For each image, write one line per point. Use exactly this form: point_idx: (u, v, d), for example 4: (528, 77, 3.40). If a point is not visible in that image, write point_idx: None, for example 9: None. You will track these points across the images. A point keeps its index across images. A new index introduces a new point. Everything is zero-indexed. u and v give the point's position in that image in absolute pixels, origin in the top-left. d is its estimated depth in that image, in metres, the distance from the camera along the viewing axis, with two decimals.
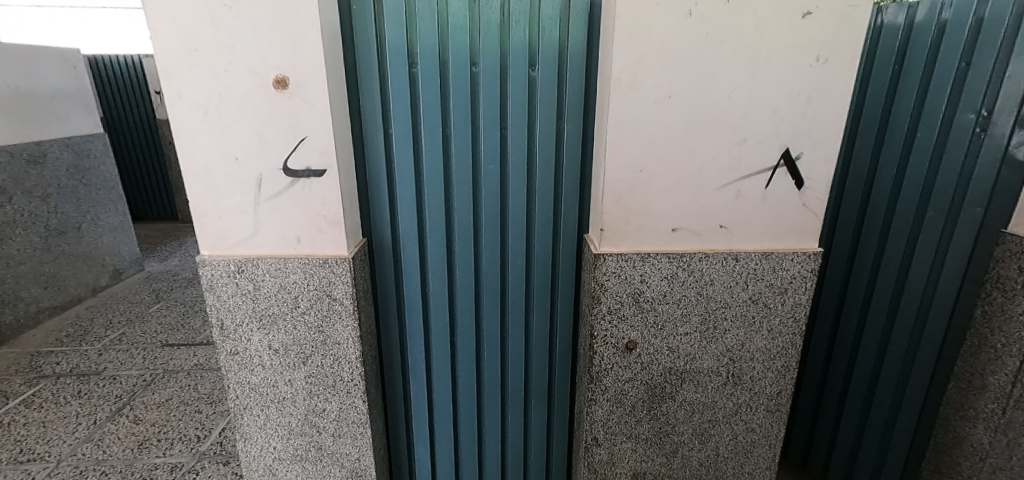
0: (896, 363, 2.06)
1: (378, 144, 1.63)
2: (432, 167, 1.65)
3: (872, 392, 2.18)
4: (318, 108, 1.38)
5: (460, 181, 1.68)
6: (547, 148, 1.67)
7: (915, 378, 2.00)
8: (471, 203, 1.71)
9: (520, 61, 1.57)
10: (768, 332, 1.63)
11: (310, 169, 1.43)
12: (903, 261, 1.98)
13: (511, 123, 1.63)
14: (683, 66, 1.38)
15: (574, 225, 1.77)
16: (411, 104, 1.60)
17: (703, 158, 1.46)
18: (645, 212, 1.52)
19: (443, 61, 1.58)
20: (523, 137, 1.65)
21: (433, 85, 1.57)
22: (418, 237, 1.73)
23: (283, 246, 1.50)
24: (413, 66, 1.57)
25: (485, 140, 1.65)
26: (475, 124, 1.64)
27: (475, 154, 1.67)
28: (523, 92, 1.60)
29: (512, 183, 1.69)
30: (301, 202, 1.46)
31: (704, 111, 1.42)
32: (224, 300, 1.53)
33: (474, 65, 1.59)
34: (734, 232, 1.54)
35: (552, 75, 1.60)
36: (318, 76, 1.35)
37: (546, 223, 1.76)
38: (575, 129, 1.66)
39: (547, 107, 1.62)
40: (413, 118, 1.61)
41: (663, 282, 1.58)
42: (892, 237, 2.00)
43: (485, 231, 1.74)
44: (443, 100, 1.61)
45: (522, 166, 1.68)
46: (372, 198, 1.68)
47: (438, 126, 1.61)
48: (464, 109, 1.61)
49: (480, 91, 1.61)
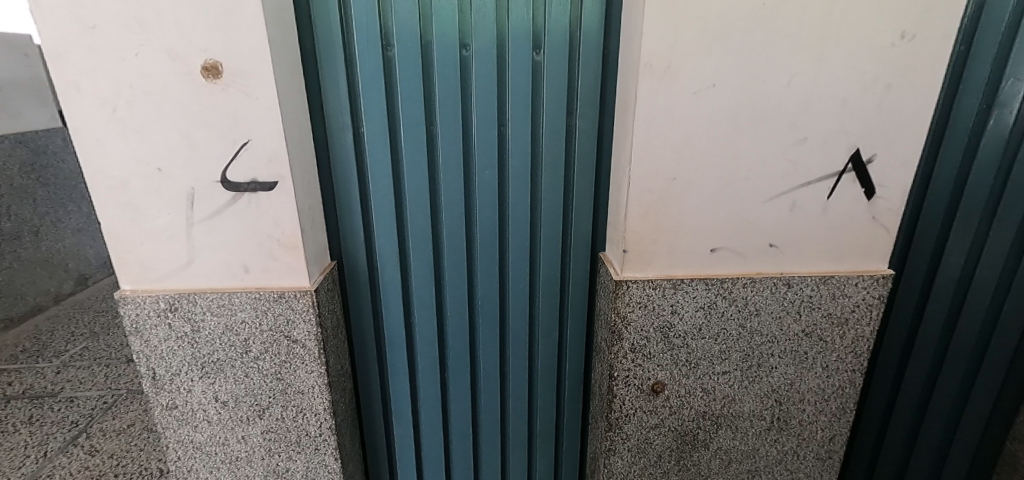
0: (942, 413, 1.66)
1: (346, 147, 1.31)
2: (413, 174, 1.35)
3: (911, 449, 1.75)
4: (263, 103, 1.06)
5: (448, 191, 1.38)
6: (554, 150, 1.37)
7: (969, 423, 1.63)
8: (462, 217, 1.41)
9: (522, 43, 1.27)
10: (821, 370, 1.36)
11: (256, 181, 1.12)
12: (960, 284, 1.53)
13: (511, 120, 1.33)
14: (731, 47, 1.08)
15: (587, 241, 1.48)
16: (387, 97, 1.28)
17: (752, 163, 1.17)
18: (678, 229, 1.23)
19: (425, 43, 1.26)
20: (525, 136, 1.35)
21: (413, 74, 1.26)
22: (399, 257, 1.43)
23: (226, 277, 1.20)
24: (388, 48, 1.25)
25: (478, 141, 1.34)
26: (466, 122, 1.34)
27: (468, 158, 1.37)
28: (526, 81, 1.30)
29: (511, 193, 1.41)
30: (246, 223, 1.15)
31: (755, 104, 1.12)
32: (154, 346, 1.22)
33: (464, 47, 1.27)
34: (787, 253, 1.26)
35: (561, 59, 1.29)
36: (261, 61, 1.03)
37: (553, 239, 1.47)
38: (588, 126, 1.36)
39: (555, 100, 1.33)
40: (389, 114, 1.30)
41: (698, 313, 1.30)
42: (947, 266, 1.54)
43: (480, 250, 1.45)
44: (427, 91, 1.30)
45: (524, 172, 1.38)
46: (341, 212, 1.37)
47: (420, 124, 1.30)
48: (454, 104, 1.30)
49: (472, 80, 1.29)
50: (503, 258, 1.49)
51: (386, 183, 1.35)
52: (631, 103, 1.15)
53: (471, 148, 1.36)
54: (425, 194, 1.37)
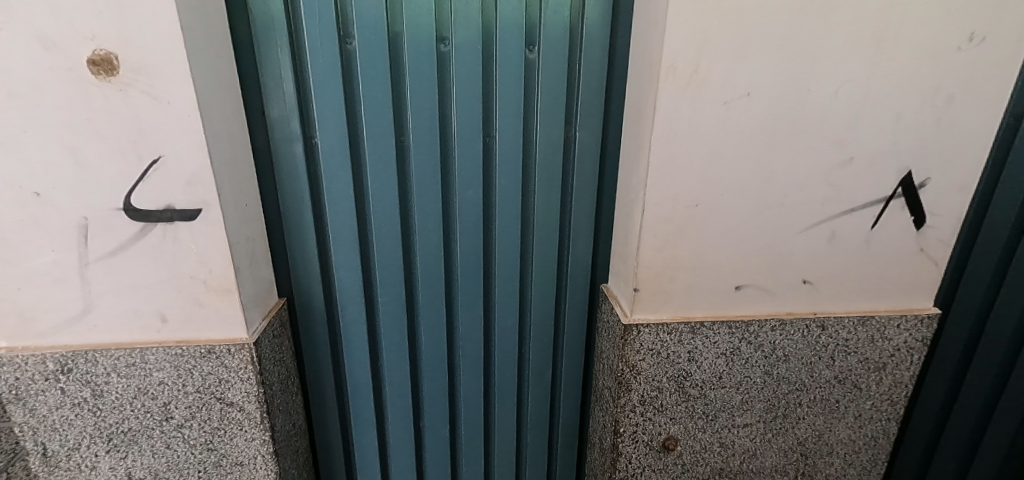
0: None
1: (295, 161, 1.06)
2: (381, 194, 1.11)
3: None
4: (177, 108, 0.81)
5: (423, 214, 1.15)
6: (549, 166, 1.16)
7: None
8: (440, 245, 1.19)
9: (512, 39, 1.05)
10: (853, 420, 1.19)
11: (171, 209, 0.87)
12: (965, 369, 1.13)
13: (499, 131, 1.11)
14: (772, 48, 0.88)
15: (585, 270, 1.28)
16: (346, 102, 1.04)
17: (789, 187, 0.98)
18: (699, 263, 1.03)
19: (393, 35, 1.02)
20: (515, 150, 1.13)
21: (379, 73, 1.02)
22: (363, 292, 1.19)
23: (137, 329, 0.94)
24: (347, 41, 1.01)
25: (459, 155, 1.12)
26: (445, 132, 1.11)
27: (447, 175, 1.15)
28: (517, 85, 1.08)
29: (498, 216, 1.19)
30: (162, 262, 0.90)
31: (796, 117, 0.93)
32: (44, 417, 0.95)
33: (442, 41, 1.04)
34: (823, 290, 1.07)
35: (560, 59, 1.08)
36: (172, 55, 0.78)
37: (546, 269, 1.26)
38: (589, 139, 1.15)
39: (551, 108, 1.11)
40: (349, 123, 1.06)
41: (718, 361, 1.11)
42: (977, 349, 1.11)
43: (461, 282, 1.23)
44: (396, 95, 1.06)
45: (514, 192, 1.17)
46: (289, 240, 1.12)
47: (388, 134, 1.07)
48: (430, 111, 1.07)
49: (452, 83, 1.07)
50: (487, 290, 1.28)
51: (348, 205, 1.11)
52: (647, 116, 0.94)
53: (451, 164, 1.14)
54: (396, 218, 1.14)
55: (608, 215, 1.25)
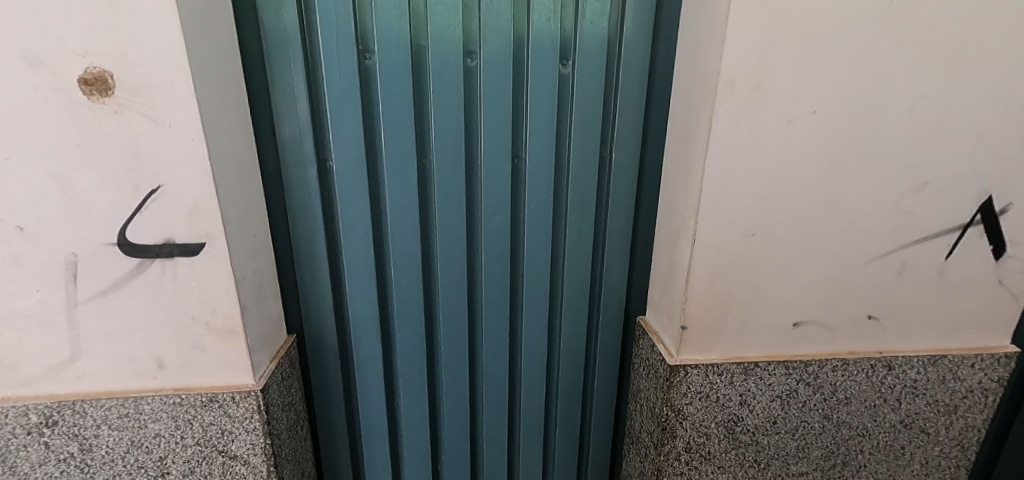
0: None
1: (307, 186, 0.97)
2: (400, 221, 1.02)
3: None
4: (178, 132, 0.72)
5: (446, 243, 1.06)
6: (582, 189, 1.07)
7: None
8: (464, 275, 1.09)
9: (545, 53, 0.96)
10: (920, 467, 1.08)
11: (171, 243, 0.78)
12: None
13: (528, 152, 1.02)
14: (842, 62, 0.79)
15: (619, 300, 1.18)
16: (365, 121, 0.95)
17: (856, 215, 0.88)
18: (754, 298, 0.93)
19: (416, 50, 0.93)
20: (547, 172, 1.04)
21: (401, 91, 0.93)
22: (380, 327, 1.09)
23: (131, 376, 0.84)
24: (367, 55, 0.92)
25: (486, 179, 1.03)
26: (470, 153, 1.02)
27: (472, 200, 1.06)
28: (550, 102, 0.99)
29: (527, 243, 1.09)
30: (160, 302, 0.81)
31: (866, 138, 0.83)
32: (26, 475, 0.85)
33: (468, 55, 0.95)
34: (889, 326, 0.97)
35: (596, 73, 0.99)
36: (174, 72, 0.69)
37: (578, 300, 1.16)
38: (626, 160, 1.06)
39: (586, 126, 1.02)
40: (367, 144, 0.97)
41: (773, 404, 1.00)
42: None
43: (486, 315, 1.14)
44: (418, 114, 0.97)
45: (545, 217, 1.07)
46: (300, 272, 1.02)
47: (410, 156, 0.98)
48: (455, 131, 0.98)
49: (480, 100, 0.98)
50: (513, 323, 1.18)
51: (365, 234, 1.01)
52: (699, 137, 0.85)
53: (476, 188, 1.05)
54: (417, 247, 1.04)
55: (644, 241, 1.15)
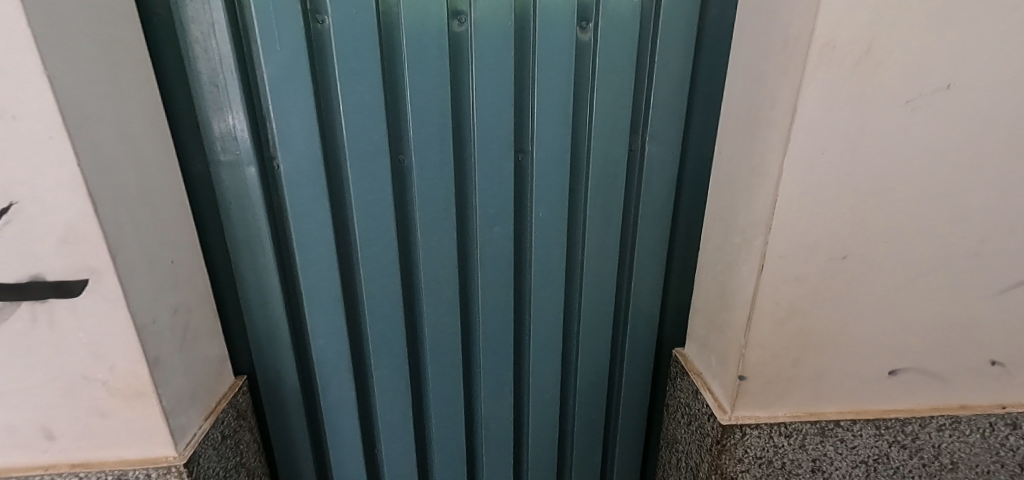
0: None
1: (248, 194, 0.74)
2: (372, 237, 0.80)
3: None
4: (29, 127, 0.50)
5: (432, 261, 0.84)
6: (605, 192, 0.84)
7: None
8: (456, 300, 0.87)
9: (557, 13, 0.72)
10: None
11: (42, 281, 0.56)
12: None
13: (536, 145, 0.80)
14: (995, 13, 0.54)
15: (651, 324, 0.96)
16: (320, 107, 0.72)
17: (987, 231, 0.64)
18: (839, 341, 0.70)
19: (385, 10, 0.69)
20: (559, 170, 0.82)
21: (365, 66, 0.70)
22: (352, 366, 0.88)
23: (10, 450, 0.63)
24: (318, 17, 0.68)
25: (481, 180, 0.80)
26: (461, 148, 0.79)
27: (464, 208, 0.83)
28: (564, 80, 0.76)
29: (534, 260, 0.88)
30: (36, 357, 0.59)
31: (1016, 124, 0.59)
32: None
33: (455, 17, 0.71)
34: (1016, 374, 0.73)
35: (626, 40, 0.75)
36: (8, 39, 0.47)
37: (600, 327, 0.94)
38: (663, 154, 0.83)
39: (610, 110, 0.79)
40: (324, 138, 0.74)
41: (854, 471, 0.77)
42: None
43: (484, 347, 0.92)
44: (390, 97, 0.74)
45: (557, 226, 0.85)
46: (246, 302, 0.80)
47: (382, 153, 0.75)
48: (440, 120, 0.75)
49: (472, 78, 0.75)
50: (519, 356, 0.96)
51: (327, 253, 0.79)
52: (778, 124, 0.59)
53: (470, 191, 0.82)
54: (395, 267, 0.83)
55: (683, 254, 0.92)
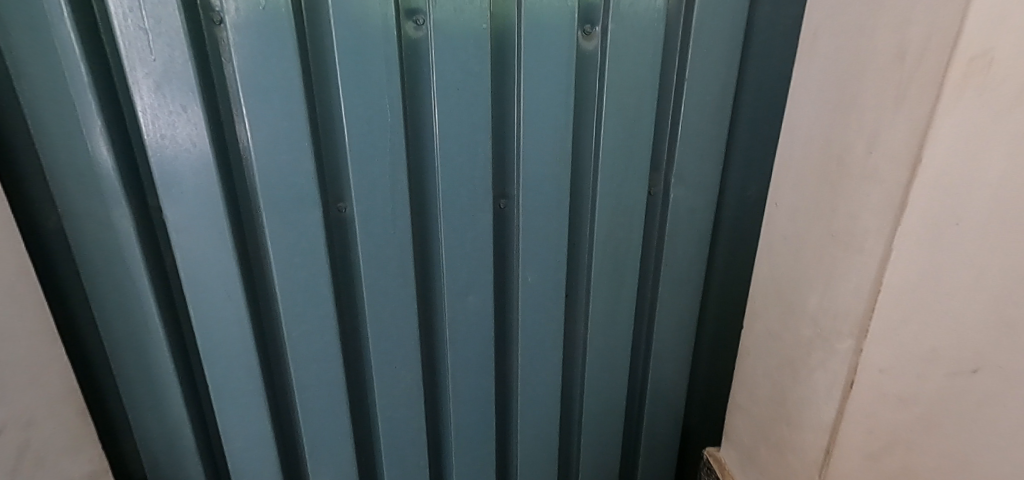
0: None
1: (124, 257, 0.54)
2: (303, 310, 0.60)
3: None
4: None
5: (383, 341, 0.64)
6: (617, 249, 0.65)
7: None
8: (417, 387, 0.67)
9: (553, 11, 0.52)
10: None
11: None
12: None
13: (522, 189, 0.60)
14: None
15: (676, 405, 0.78)
16: (222, 142, 0.52)
17: None
18: None
19: (308, 4, 0.48)
20: (555, 222, 0.62)
21: (284, 85, 0.50)
22: (281, 472, 0.68)
23: None
24: (213, 16, 0.47)
25: (448, 236, 0.60)
26: (419, 194, 0.59)
27: (427, 271, 0.63)
28: (563, 104, 0.56)
29: (521, 336, 0.67)
30: None
31: None
32: None
33: (409, 17, 0.51)
34: None
35: (646, 50, 0.55)
36: None
37: (609, 412, 0.75)
38: (693, 201, 0.64)
39: (623, 145, 0.59)
40: (228, 183, 0.54)
41: None
42: None
43: (456, 443, 0.72)
44: (320, 127, 0.54)
45: (551, 293, 0.66)
46: (133, 396, 0.60)
47: (315, 202, 0.55)
48: (392, 159, 0.55)
49: (434, 103, 0.55)
50: (503, 448, 0.76)
51: (241, 334, 0.59)
52: (892, 178, 0.38)
53: (434, 250, 0.62)
54: (338, 348, 0.63)
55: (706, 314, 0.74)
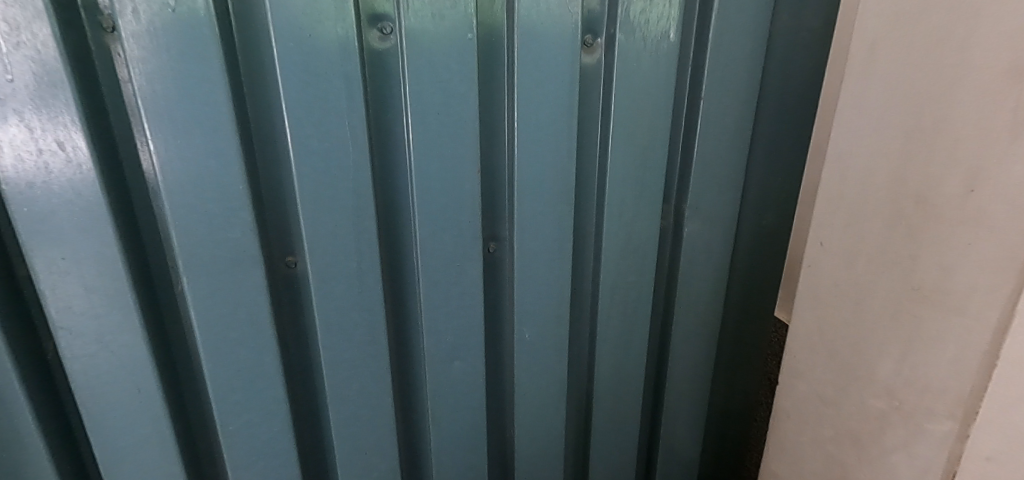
0: None
1: None
2: (245, 401, 0.47)
3: None
4: None
5: (349, 426, 0.51)
6: (625, 295, 0.56)
7: None
8: (395, 477, 0.55)
9: (557, 21, 0.43)
10: None
11: None
12: None
13: (517, 233, 0.50)
14: None
15: (689, 458, 0.70)
16: (119, 196, 0.39)
17: None
18: None
19: (239, 10, 0.36)
20: (552, 268, 0.52)
21: (206, 117, 0.37)
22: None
23: None
24: (103, 21, 0.35)
25: (427, 297, 0.49)
26: (390, 247, 0.47)
27: (403, 340, 0.52)
28: (564, 129, 0.47)
29: (520, 401, 0.57)
30: None
31: None
32: None
33: (375, 29, 0.40)
34: None
35: (659, 63, 0.48)
36: None
37: (616, 472, 0.67)
38: (711, 237, 0.57)
39: (636, 177, 0.51)
40: (131, 246, 0.40)
41: None
42: None
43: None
44: (262, 168, 0.41)
45: (554, 348, 0.56)
46: None
47: (256, 263, 0.43)
48: (355, 207, 0.43)
49: (409, 136, 0.43)
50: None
51: (157, 435, 0.46)
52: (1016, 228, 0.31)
53: (410, 314, 0.50)
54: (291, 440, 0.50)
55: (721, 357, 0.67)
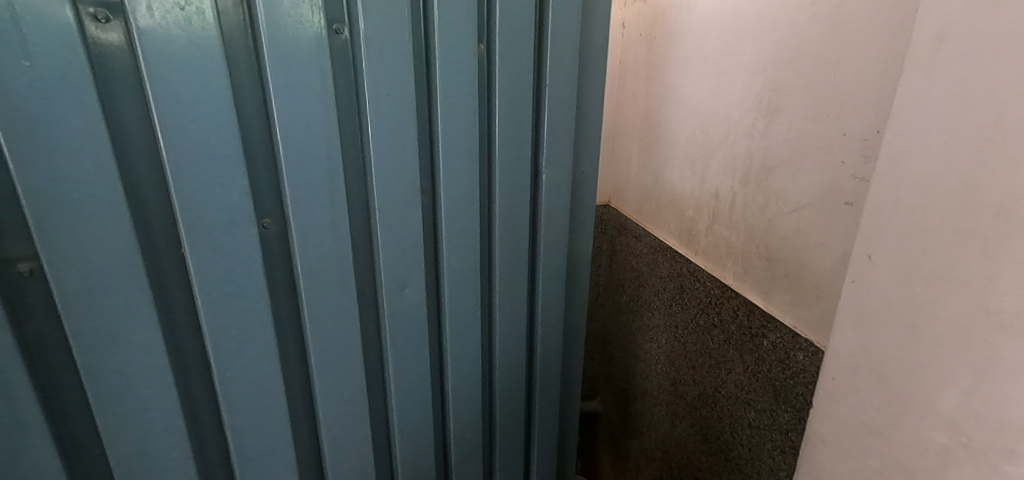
0: None
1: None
2: (233, 295, 0.66)
3: None
4: None
5: (322, 306, 0.74)
6: (509, 239, 0.89)
7: None
8: (356, 367, 0.80)
9: (456, 30, 0.74)
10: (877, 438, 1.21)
11: None
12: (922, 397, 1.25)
13: (443, 185, 0.80)
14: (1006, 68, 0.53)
15: (556, 331, 1.04)
16: (118, 149, 0.57)
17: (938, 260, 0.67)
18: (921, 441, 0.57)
19: (249, 28, 0.61)
20: (462, 213, 0.82)
21: (215, 90, 0.59)
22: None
23: None
24: (96, 13, 0.53)
25: (383, 232, 0.76)
26: (356, 199, 0.74)
27: (365, 266, 0.78)
28: (466, 122, 0.79)
29: (450, 286, 0.85)
30: None
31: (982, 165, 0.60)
32: None
33: (332, 29, 0.66)
34: None
35: (518, 83, 0.82)
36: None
37: (511, 342, 0.97)
38: (562, 177, 0.93)
39: (514, 134, 0.84)
40: (127, 179, 0.58)
41: None
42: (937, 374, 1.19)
43: (397, 414, 0.86)
44: (249, 130, 0.64)
45: (468, 248, 0.85)
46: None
47: (246, 205, 0.64)
48: (325, 169, 0.68)
49: (365, 105, 0.70)
50: (428, 408, 0.90)
51: (149, 350, 0.62)
52: None
53: (366, 235, 0.77)
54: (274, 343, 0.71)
55: (559, 267, 0.99)
